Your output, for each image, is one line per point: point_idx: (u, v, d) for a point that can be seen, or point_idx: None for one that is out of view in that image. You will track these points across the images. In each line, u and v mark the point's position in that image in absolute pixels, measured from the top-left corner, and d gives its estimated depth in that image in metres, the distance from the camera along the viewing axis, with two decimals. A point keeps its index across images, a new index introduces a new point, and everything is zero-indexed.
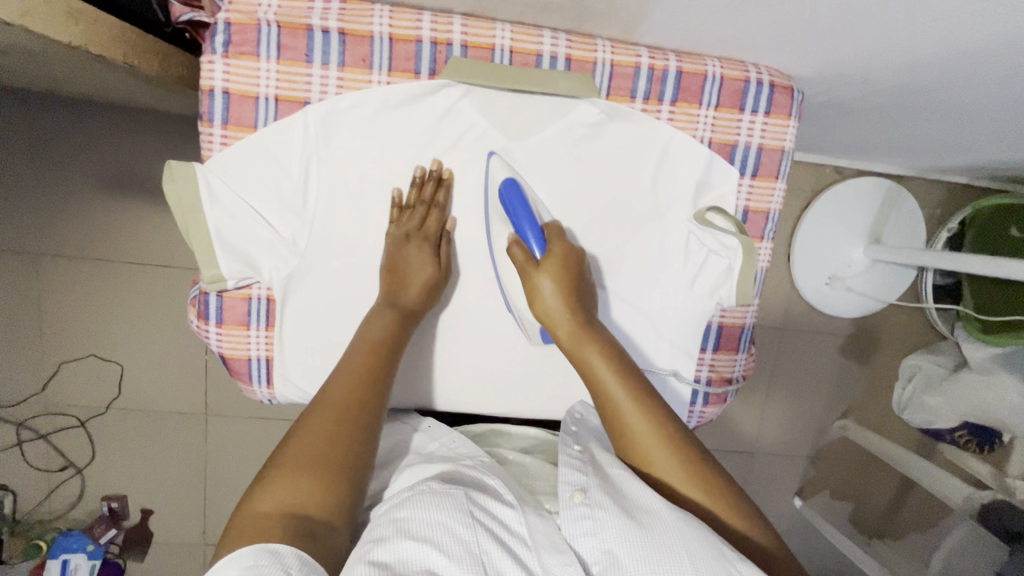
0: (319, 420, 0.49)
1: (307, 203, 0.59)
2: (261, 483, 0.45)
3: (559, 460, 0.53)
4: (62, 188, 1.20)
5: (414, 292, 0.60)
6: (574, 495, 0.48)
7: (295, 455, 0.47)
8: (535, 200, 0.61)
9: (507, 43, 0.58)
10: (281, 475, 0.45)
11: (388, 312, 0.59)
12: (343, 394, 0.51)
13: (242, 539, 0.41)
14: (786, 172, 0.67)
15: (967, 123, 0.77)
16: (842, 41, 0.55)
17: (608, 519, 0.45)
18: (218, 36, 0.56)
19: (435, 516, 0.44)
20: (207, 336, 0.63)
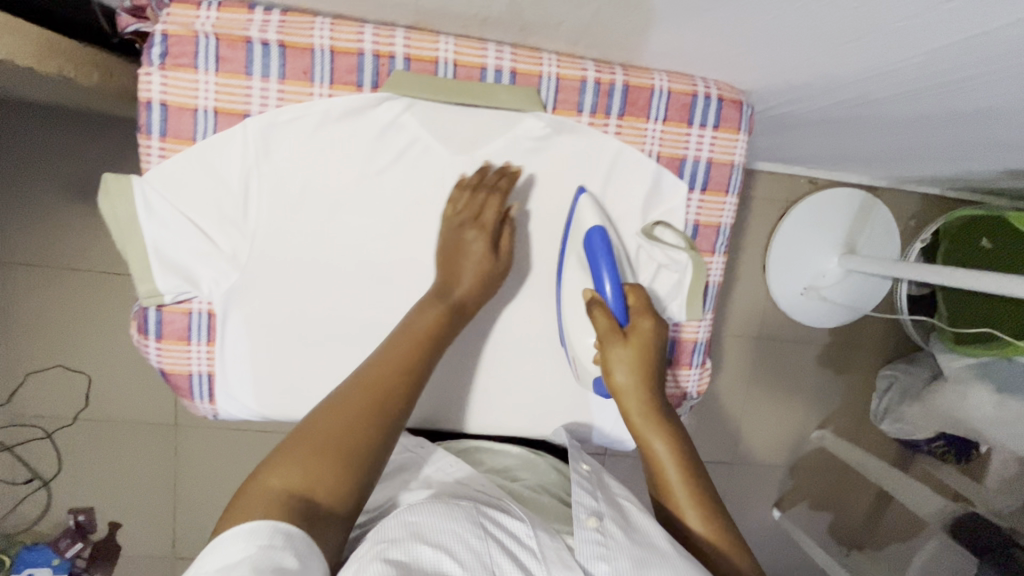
0: (354, 407, 0.51)
1: (248, 215, 0.59)
2: (287, 462, 0.47)
3: (571, 481, 0.56)
4: (28, 197, 1.18)
5: (469, 284, 0.59)
6: (589, 518, 0.51)
7: (316, 441, 0.49)
8: (621, 259, 0.64)
9: (450, 56, 0.58)
10: (298, 453, 0.48)
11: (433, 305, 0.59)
12: (379, 382, 0.53)
13: (255, 507, 0.44)
14: (737, 186, 0.66)
15: (922, 135, 0.77)
16: (785, 56, 0.55)
17: (620, 547, 0.49)
18: (155, 48, 0.55)
19: (446, 522, 0.45)
20: (148, 351, 0.62)
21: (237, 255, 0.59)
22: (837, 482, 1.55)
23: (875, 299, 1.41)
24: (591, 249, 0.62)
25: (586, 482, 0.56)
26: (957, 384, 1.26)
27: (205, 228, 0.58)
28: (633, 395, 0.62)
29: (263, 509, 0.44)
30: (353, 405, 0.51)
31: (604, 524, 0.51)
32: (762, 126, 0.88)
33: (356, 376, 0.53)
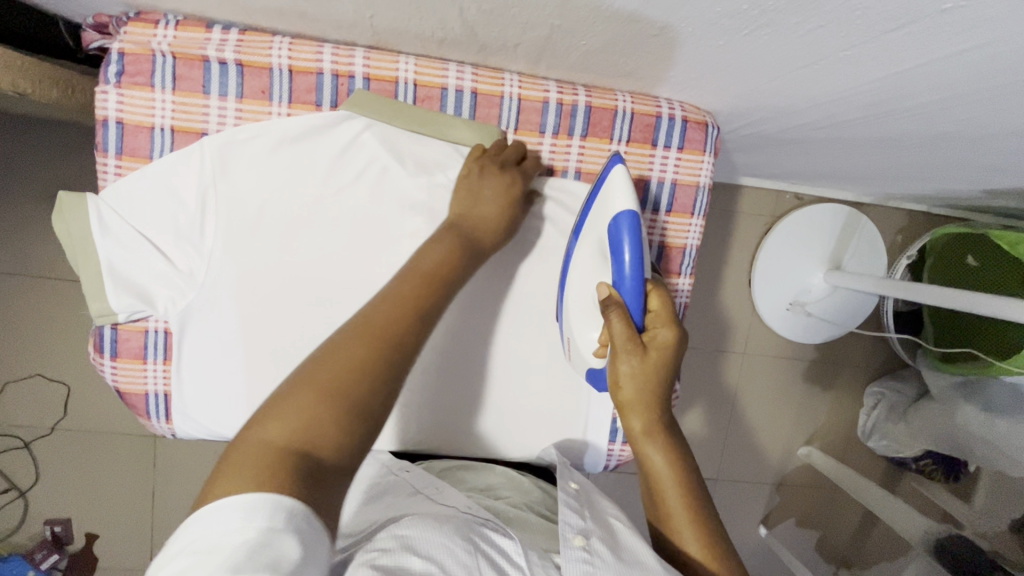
0: (358, 346, 0.43)
1: (203, 235, 0.58)
2: (283, 415, 0.38)
3: (559, 500, 0.53)
4: (9, 207, 1.18)
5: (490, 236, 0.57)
6: (575, 536, 0.47)
7: (314, 389, 0.40)
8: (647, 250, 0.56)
9: (410, 76, 0.58)
10: (291, 401, 0.39)
11: (450, 238, 0.54)
12: (386, 324, 0.45)
13: (246, 470, 0.35)
14: (704, 207, 0.65)
15: (895, 155, 0.77)
16: (743, 80, 0.54)
17: (607, 566, 0.45)
18: (111, 66, 0.55)
19: (435, 536, 0.42)
20: (103, 369, 0.61)
21: (191, 274, 0.59)
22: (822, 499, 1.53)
23: (861, 315, 1.40)
24: (612, 234, 0.54)
25: (574, 502, 0.53)
26: (943, 402, 1.24)
27: (160, 247, 0.58)
28: (641, 405, 0.56)
29: (260, 469, 0.35)
30: (353, 356, 0.42)
31: (591, 543, 0.47)
32: (736, 145, 0.87)
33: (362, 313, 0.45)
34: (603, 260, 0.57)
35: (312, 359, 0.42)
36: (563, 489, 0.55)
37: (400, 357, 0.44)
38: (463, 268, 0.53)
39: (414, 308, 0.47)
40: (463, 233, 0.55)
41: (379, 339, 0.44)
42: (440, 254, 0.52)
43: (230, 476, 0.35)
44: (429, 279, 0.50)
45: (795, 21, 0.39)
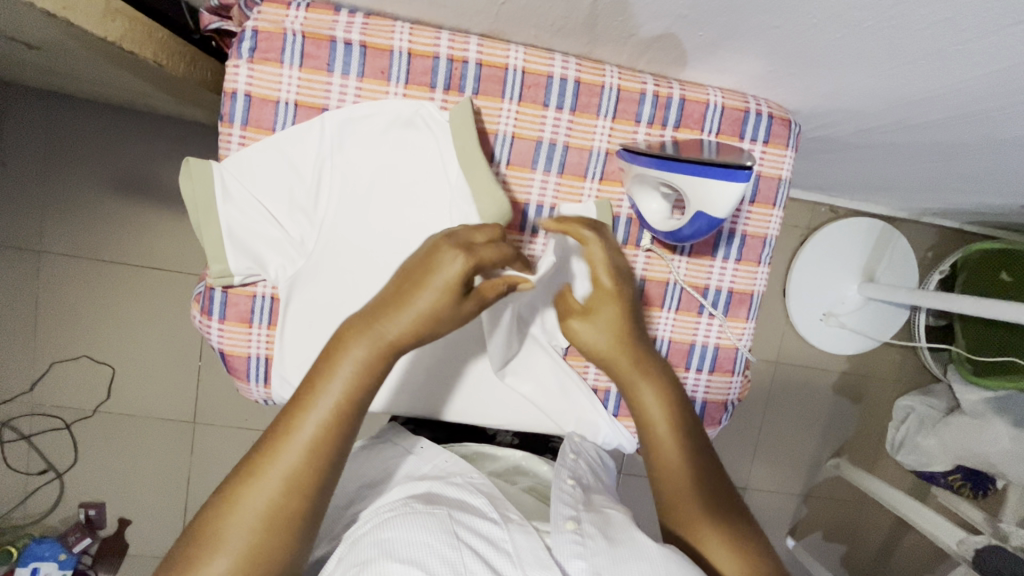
0: (276, 469, 0.48)
1: (317, 205, 0.61)
2: (219, 540, 0.46)
3: (553, 492, 0.56)
4: (72, 189, 1.21)
5: (404, 326, 0.52)
6: (568, 521, 0.51)
7: (246, 512, 0.47)
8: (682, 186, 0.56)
9: (520, 64, 0.61)
10: (225, 528, 0.46)
11: (370, 337, 0.52)
12: (308, 432, 0.49)
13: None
14: (783, 200, 0.69)
15: (952, 162, 0.80)
16: (834, 75, 0.58)
17: (599, 547, 0.49)
18: (245, 42, 0.58)
19: (418, 536, 0.45)
20: (209, 332, 0.63)
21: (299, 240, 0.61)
22: (847, 510, 1.54)
23: (892, 328, 1.42)
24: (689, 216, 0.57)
25: (570, 494, 0.56)
26: (975, 416, 1.26)
27: (273, 214, 0.61)
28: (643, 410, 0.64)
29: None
30: (280, 469, 0.48)
31: (583, 526, 0.51)
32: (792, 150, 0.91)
33: (287, 420, 0.50)
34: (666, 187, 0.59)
35: (238, 478, 0.48)
36: (559, 483, 0.58)
37: (324, 457, 0.49)
38: (380, 374, 0.52)
39: (328, 423, 0.49)
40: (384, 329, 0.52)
41: (309, 442, 0.49)
42: (352, 357, 0.51)
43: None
44: (347, 392, 0.50)
45: (921, 13, 0.43)
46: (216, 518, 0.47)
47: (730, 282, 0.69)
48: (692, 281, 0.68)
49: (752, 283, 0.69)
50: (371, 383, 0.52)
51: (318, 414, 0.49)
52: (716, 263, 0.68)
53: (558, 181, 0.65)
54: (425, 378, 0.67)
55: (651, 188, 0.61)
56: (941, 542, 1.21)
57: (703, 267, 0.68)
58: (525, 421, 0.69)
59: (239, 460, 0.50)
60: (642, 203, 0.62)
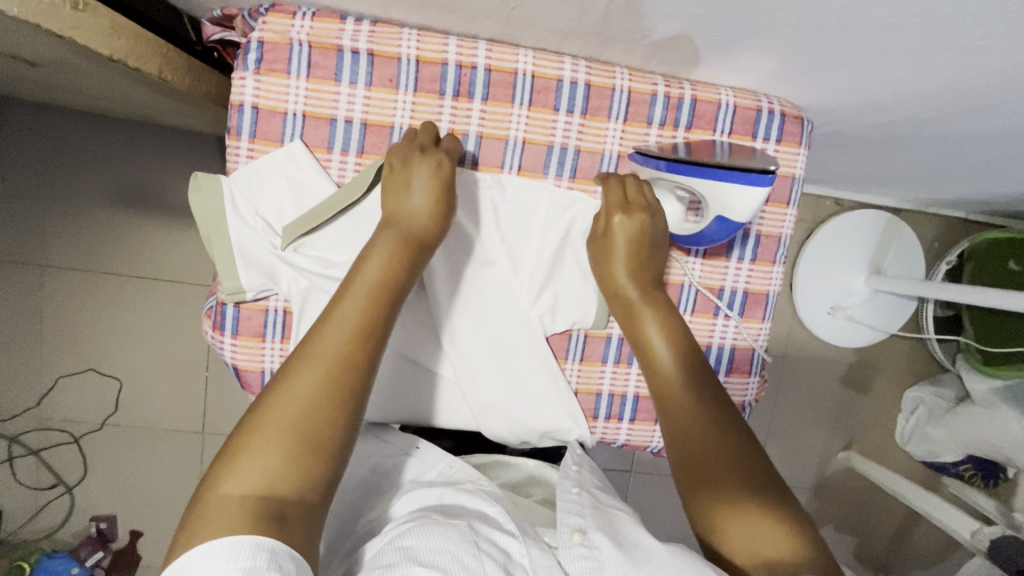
0: (305, 376, 0.47)
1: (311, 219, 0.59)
2: (244, 459, 0.43)
3: (560, 504, 0.55)
4: (73, 202, 1.20)
5: (423, 217, 0.56)
6: (574, 534, 0.51)
7: (277, 424, 0.45)
8: (700, 194, 0.56)
9: (529, 68, 0.61)
10: (258, 448, 0.44)
11: (391, 239, 0.55)
12: (338, 346, 0.48)
13: (210, 526, 0.40)
14: (797, 198, 0.68)
15: (965, 153, 0.79)
16: (850, 72, 0.57)
17: (608, 559, 0.48)
18: (251, 53, 0.57)
19: (441, 544, 0.45)
20: (222, 347, 0.63)
21: (300, 250, 0.60)
22: (859, 503, 1.54)
23: (901, 320, 1.41)
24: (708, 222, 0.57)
25: (577, 504, 0.55)
26: (986, 406, 1.25)
27: (279, 230, 0.60)
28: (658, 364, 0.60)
29: (228, 523, 0.40)
30: (298, 394, 0.46)
31: (590, 537, 0.50)
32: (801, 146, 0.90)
33: (314, 334, 0.49)
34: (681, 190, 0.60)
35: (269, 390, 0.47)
36: (563, 492, 0.58)
37: (353, 365, 0.48)
38: (385, 315, 0.51)
39: (354, 331, 0.49)
40: (404, 229, 0.56)
41: (321, 378, 0.47)
42: (379, 261, 0.53)
43: (197, 527, 0.41)
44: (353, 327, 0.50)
45: (944, 10, 0.43)
46: (244, 441, 0.44)
47: (745, 282, 0.68)
48: (707, 284, 0.67)
49: (768, 284, 0.69)
50: (397, 284, 0.53)
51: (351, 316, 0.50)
52: (730, 264, 0.67)
53: (570, 185, 0.64)
54: (428, 390, 0.67)
55: (668, 192, 0.63)
56: (955, 532, 1.20)
57: (718, 269, 0.67)
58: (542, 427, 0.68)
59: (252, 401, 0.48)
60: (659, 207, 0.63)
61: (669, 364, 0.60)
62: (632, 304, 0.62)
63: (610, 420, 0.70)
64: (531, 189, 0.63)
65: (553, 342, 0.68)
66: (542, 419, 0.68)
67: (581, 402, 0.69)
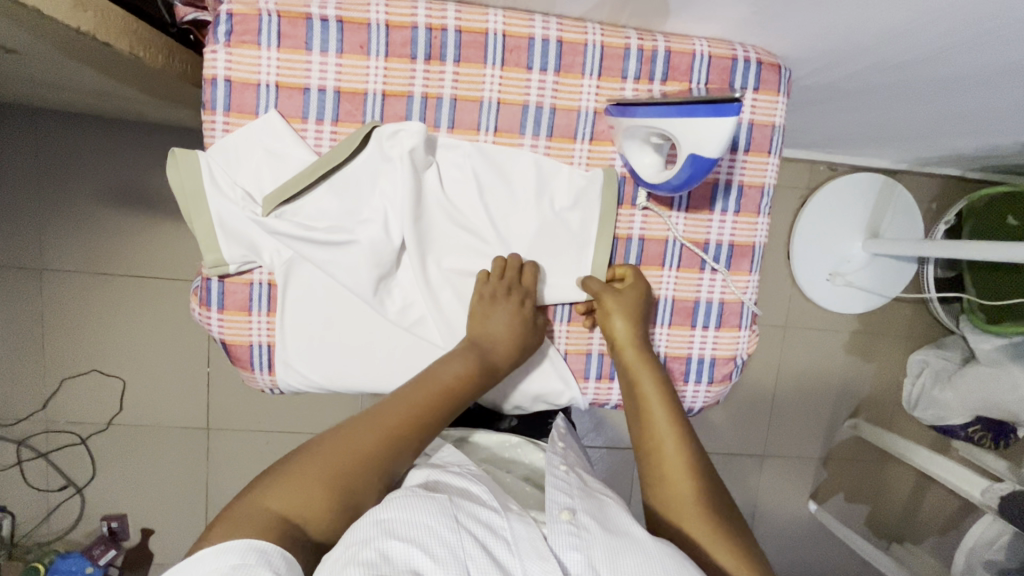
0: (364, 440, 0.55)
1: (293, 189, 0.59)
2: (281, 485, 0.51)
3: (549, 483, 0.56)
4: (68, 204, 1.21)
5: (500, 346, 0.63)
6: (562, 512, 0.51)
7: (321, 469, 0.52)
8: (672, 135, 0.54)
9: (500, 27, 0.60)
10: (297, 482, 0.51)
11: (469, 358, 0.61)
12: (395, 423, 0.56)
13: (236, 526, 0.47)
14: (779, 147, 0.67)
15: (950, 99, 0.78)
16: (821, 12, 0.57)
17: (595, 540, 0.48)
18: (220, 26, 0.57)
19: (418, 517, 0.45)
20: (209, 323, 0.63)
21: (280, 218, 0.60)
22: (868, 471, 1.53)
23: (901, 283, 1.40)
24: (682, 167, 0.55)
25: (564, 482, 0.56)
26: (992, 365, 1.23)
27: (258, 200, 0.60)
28: (651, 407, 0.63)
29: (252, 529, 0.46)
30: (351, 453, 0.54)
31: (578, 517, 0.51)
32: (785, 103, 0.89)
33: (383, 410, 0.57)
34: (658, 138, 0.58)
35: (327, 444, 0.55)
36: (553, 470, 0.58)
37: (402, 453, 0.56)
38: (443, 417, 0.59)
39: (415, 421, 0.57)
40: (481, 352, 0.62)
41: (378, 444, 0.55)
42: (452, 366, 0.61)
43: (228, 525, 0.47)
44: (414, 411, 0.57)
45: None
46: (287, 473, 0.52)
47: (731, 235, 0.67)
48: (692, 238, 0.67)
49: (753, 235, 0.68)
50: (458, 394, 0.60)
51: (414, 405, 0.58)
52: (714, 217, 0.67)
53: (548, 144, 0.64)
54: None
55: (641, 143, 0.60)
56: (965, 493, 1.17)
57: (702, 223, 0.67)
58: (531, 391, 0.69)
59: (307, 444, 0.56)
60: (634, 159, 0.61)
61: (658, 408, 0.63)
62: (630, 352, 0.64)
63: (601, 379, 0.69)
64: (514, 162, 0.63)
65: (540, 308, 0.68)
66: (534, 385, 0.68)
67: (570, 363, 0.69)
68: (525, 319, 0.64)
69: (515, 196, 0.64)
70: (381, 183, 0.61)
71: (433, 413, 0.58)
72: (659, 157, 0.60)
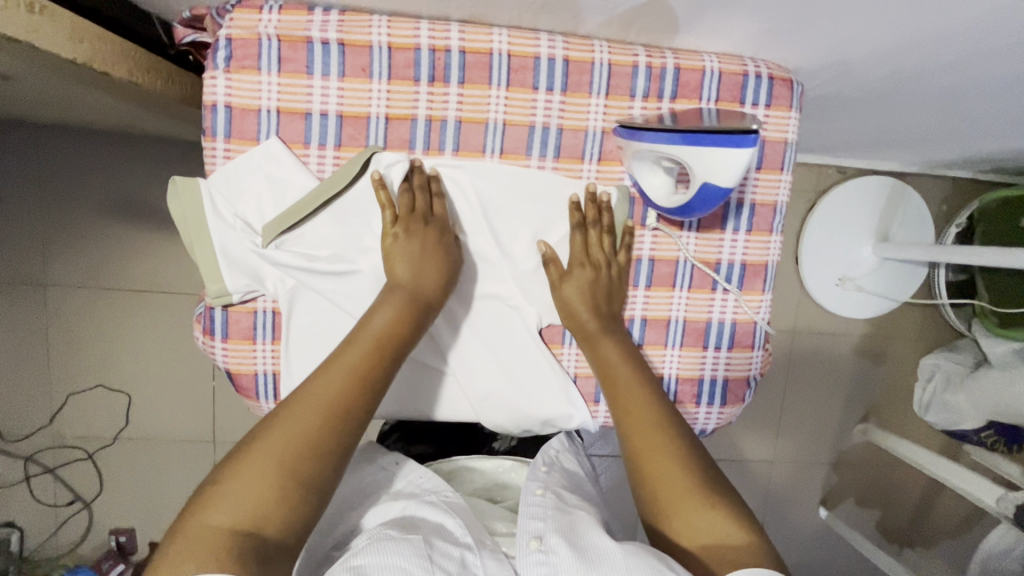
0: (301, 413, 0.49)
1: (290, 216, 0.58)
2: (222, 493, 0.45)
3: (520, 509, 0.54)
4: (72, 219, 1.21)
5: (433, 282, 0.58)
6: (531, 540, 0.50)
7: (260, 460, 0.46)
8: (686, 160, 0.53)
9: (504, 47, 0.59)
10: (235, 485, 0.45)
11: (394, 301, 0.56)
12: (333, 387, 0.51)
13: (186, 556, 0.41)
14: (791, 164, 0.66)
15: (966, 106, 0.76)
16: (835, 27, 0.55)
17: (562, 561, 0.47)
18: (220, 51, 0.56)
19: (392, 559, 0.44)
20: (213, 352, 0.62)
21: (281, 248, 0.59)
22: (879, 476, 1.52)
23: (912, 287, 1.38)
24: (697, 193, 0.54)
25: (538, 505, 0.54)
26: (1005, 370, 1.21)
27: (259, 228, 0.60)
28: (613, 373, 0.61)
29: (198, 556, 0.41)
30: (289, 430, 0.48)
31: (548, 541, 0.49)
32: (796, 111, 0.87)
33: (313, 376, 0.51)
34: (665, 160, 0.57)
35: (259, 427, 0.49)
36: (527, 497, 0.56)
37: (348, 409, 0.51)
38: (388, 365, 0.54)
39: (355, 378, 0.52)
40: (407, 293, 0.57)
41: (318, 422, 0.49)
42: (386, 318, 0.55)
43: (171, 556, 0.42)
44: (353, 375, 0.52)
45: None
46: (225, 478, 0.46)
47: (742, 254, 0.66)
48: (703, 258, 0.66)
49: (766, 254, 0.67)
50: (399, 338, 0.55)
51: (349, 362, 0.52)
52: (726, 236, 0.65)
53: (554, 164, 0.63)
54: (421, 382, 0.66)
55: (651, 165, 0.58)
56: (979, 500, 1.15)
57: (713, 242, 0.65)
58: (540, 417, 0.67)
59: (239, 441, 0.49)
60: (644, 180, 0.59)
61: (620, 373, 0.61)
62: (585, 322, 0.62)
63: None
64: (520, 183, 0.62)
65: (548, 331, 0.67)
66: (542, 413, 0.67)
67: (581, 386, 0.67)
68: (447, 248, 0.59)
69: (521, 219, 0.63)
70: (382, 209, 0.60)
71: (375, 368, 0.53)
72: (666, 179, 0.59)
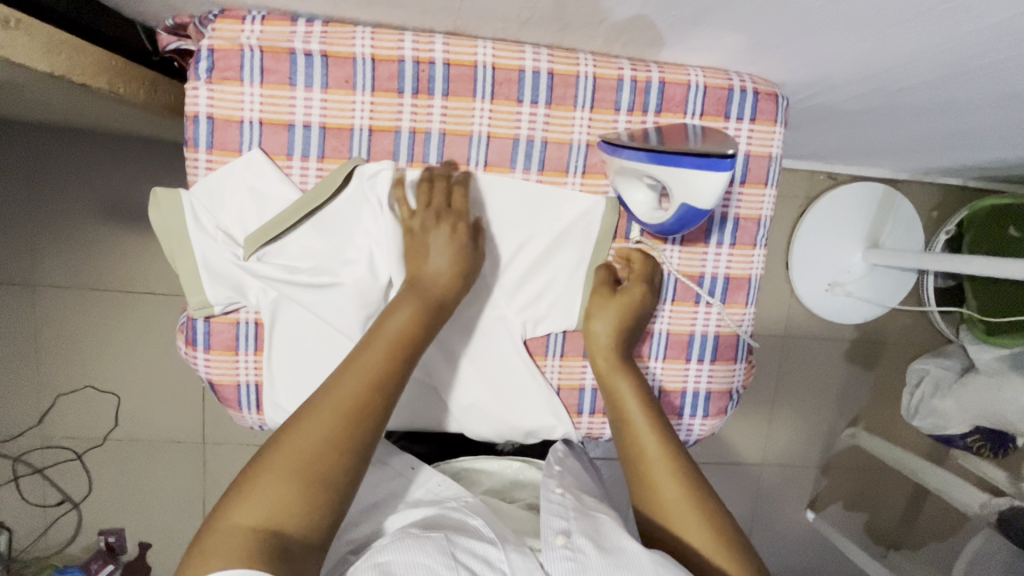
0: (320, 417, 0.49)
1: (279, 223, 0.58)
2: (245, 495, 0.46)
3: (543, 506, 0.54)
4: (59, 221, 1.20)
5: (445, 281, 0.57)
6: (557, 536, 0.50)
7: (283, 463, 0.47)
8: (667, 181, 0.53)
9: (488, 60, 0.59)
10: (258, 487, 0.46)
11: (411, 300, 0.56)
12: (353, 388, 0.51)
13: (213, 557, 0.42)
14: (776, 178, 0.66)
15: (954, 119, 0.76)
16: (821, 43, 0.55)
17: (590, 560, 0.47)
18: (201, 62, 0.56)
19: (416, 558, 0.45)
20: (196, 363, 0.62)
21: (263, 260, 0.58)
22: (867, 479, 1.53)
23: (901, 293, 1.39)
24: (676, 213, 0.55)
25: (559, 505, 0.54)
26: (992, 376, 1.22)
27: (241, 240, 0.59)
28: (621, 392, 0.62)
29: (226, 556, 0.42)
30: (311, 433, 0.48)
31: (574, 539, 0.49)
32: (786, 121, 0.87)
33: (334, 379, 0.52)
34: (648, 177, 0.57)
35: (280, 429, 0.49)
36: (548, 495, 0.56)
37: (369, 409, 0.51)
38: (405, 364, 0.53)
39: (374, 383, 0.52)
40: (423, 290, 0.57)
41: (337, 422, 0.49)
42: (404, 318, 0.55)
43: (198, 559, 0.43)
44: (370, 380, 0.52)
45: None
46: (248, 481, 0.46)
47: (726, 267, 0.66)
48: (687, 271, 0.66)
49: (750, 267, 0.67)
50: (418, 338, 0.55)
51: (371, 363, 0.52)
52: (709, 249, 0.66)
53: (539, 177, 0.62)
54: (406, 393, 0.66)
55: (636, 180, 0.58)
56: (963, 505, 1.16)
57: (696, 256, 0.66)
58: (519, 428, 0.67)
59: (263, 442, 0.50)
60: (628, 195, 0.59)
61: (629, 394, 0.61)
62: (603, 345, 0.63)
63: (595, 414, 0.68)
64: (504, 195, 0.62)
65: (532, 342, 0.67)
66: (525, 422, 0.67)
67: (564, 398, 0.68)
68: (462, 243, 0.58)
69: (505, 231, 0.63)
70: (364, 220, 0.60)
71: (394, 368, 0.53)
72: (648, 195, 0.59)
